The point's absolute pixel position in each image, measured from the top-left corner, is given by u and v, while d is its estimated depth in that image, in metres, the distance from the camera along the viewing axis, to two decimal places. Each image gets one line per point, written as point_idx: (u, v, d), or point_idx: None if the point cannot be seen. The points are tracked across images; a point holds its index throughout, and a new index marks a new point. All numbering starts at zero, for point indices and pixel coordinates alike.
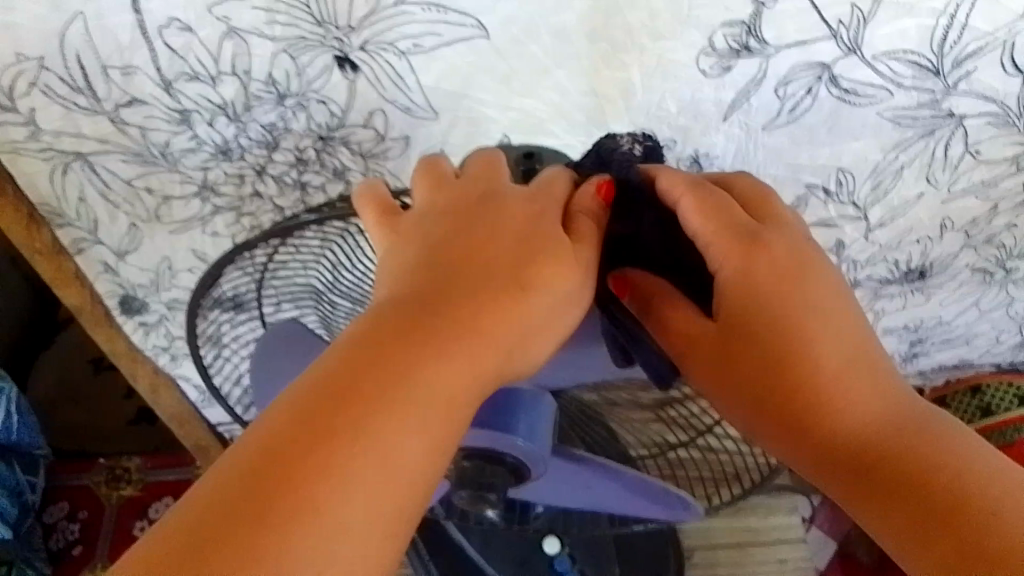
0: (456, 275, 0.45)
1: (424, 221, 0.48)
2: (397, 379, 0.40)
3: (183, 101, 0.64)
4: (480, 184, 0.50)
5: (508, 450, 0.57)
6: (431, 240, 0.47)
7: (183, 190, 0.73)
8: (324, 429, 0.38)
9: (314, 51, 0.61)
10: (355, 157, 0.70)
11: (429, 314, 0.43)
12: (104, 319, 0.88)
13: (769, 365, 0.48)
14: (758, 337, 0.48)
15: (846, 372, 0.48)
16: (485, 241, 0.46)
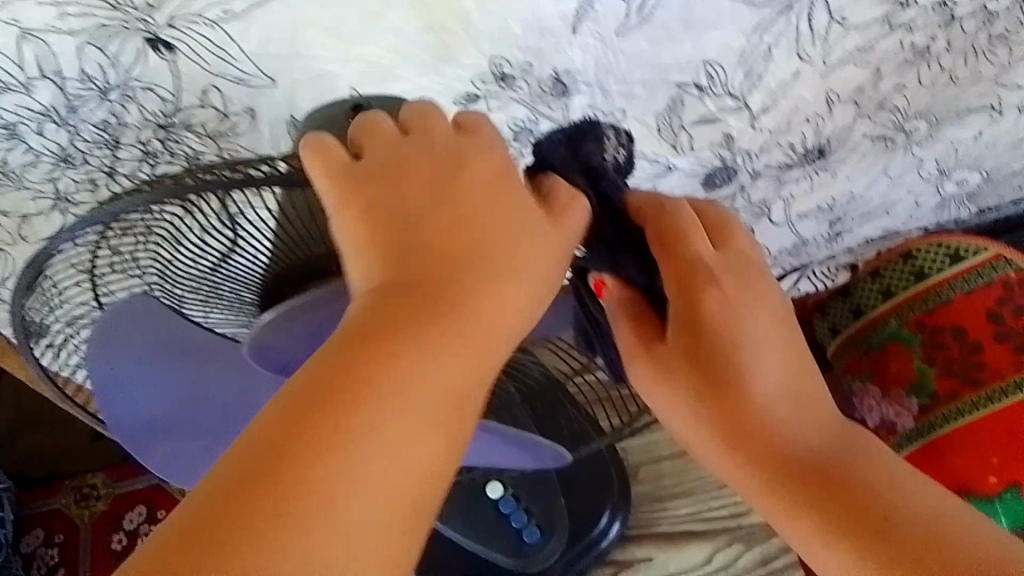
0: (439, 260, 0.46)
1: (381, 204, 0.47)
2: (407, 372, 0.42)
3: (3, 115, 0.61)
4: (411, 152, 0.48)
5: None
6: (404, 215, 0.47)
7: (39, 207, 0.70)
8: (349, 421, 0.40)
9: (120, 36, 0.57)
10: (203, 140, 0.67)
11: (414, 299, 0.45)
12: (7, 347, 0.86)
13: (708, 369, 0.55)
14: (709, 347, 0.55)
15: (783, 389, 0.55)
16: (452, 231, 0.47)
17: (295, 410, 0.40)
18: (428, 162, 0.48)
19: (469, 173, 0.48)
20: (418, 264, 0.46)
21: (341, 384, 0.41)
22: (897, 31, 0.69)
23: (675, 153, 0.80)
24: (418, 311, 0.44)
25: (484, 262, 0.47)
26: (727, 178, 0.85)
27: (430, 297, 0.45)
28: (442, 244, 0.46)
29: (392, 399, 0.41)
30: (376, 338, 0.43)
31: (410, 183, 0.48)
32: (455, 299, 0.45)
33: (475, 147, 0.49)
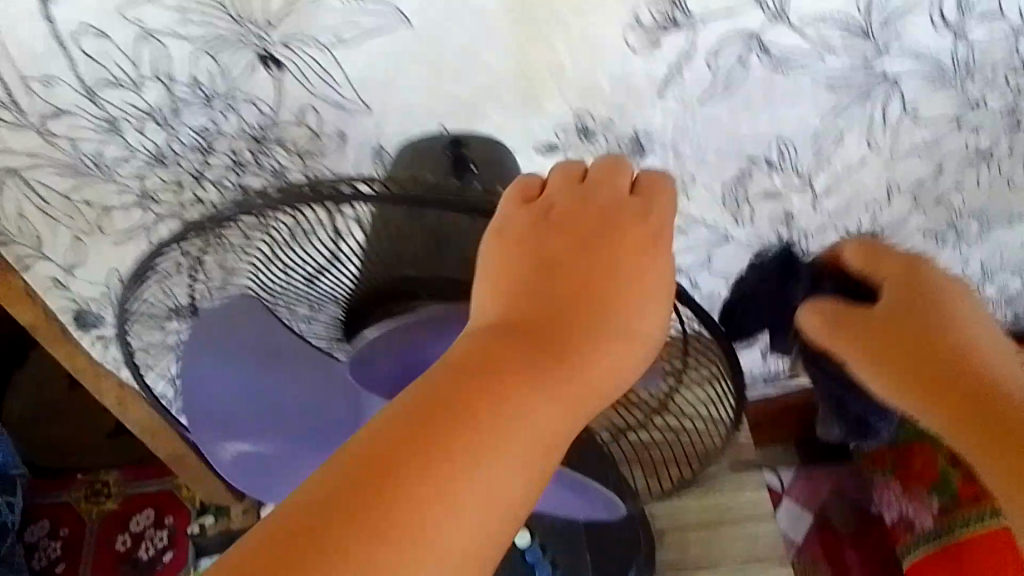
0: (563, 298, 0.39)
1: (529, 243, 0.41)
2: (512, 403, 0.35)
3: (110, 109, 0.63)
4: (564, 194, 0.44)
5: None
6: (542, 251, 0.41)
7: (123, 200, 0.72)
8: (432, 450, 0.33)
9: (235, 49, 0.60)
10: (292, 156, 0.69)
11: (527, 339, 0.38)
12: (60, 334, 0.88)
13: (915, 338, 0.52)
14: (909, 334, 0.53)
15: (983, 359, 0.52)
16: (592, 283, 0.39)
17: (422, 404, 0.35)
18: (588, 213, 0.42)
19: (627, 224, 0.41)
20: (553, 303, 0.39)
21: (459, 410, 0.34)
22: (965, 130, 0.72)
23: (736, 224, 0.82)
24: (544, 359, 0.37)
25: (621, 315, 0.39)
26: None
27: (556, 352, 0.37)
28: (576, 287, 0.39)
29: (509, 431, 0.35)
30: (494, 366, 0.36)
31: (554, 225, 0.42)
32: (582, 353, 0.38)
33: (641, 205, 0.43)
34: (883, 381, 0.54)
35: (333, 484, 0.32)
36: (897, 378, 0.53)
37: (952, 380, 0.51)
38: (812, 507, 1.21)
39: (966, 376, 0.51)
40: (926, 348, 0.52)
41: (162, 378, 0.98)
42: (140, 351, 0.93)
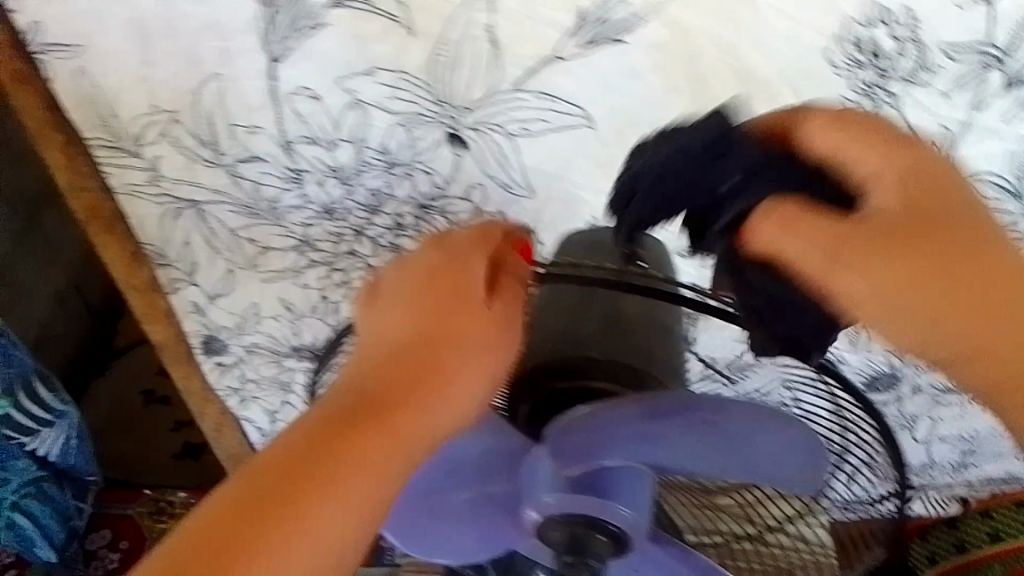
0: (404, 350, 0.44)
1: (391, 297, 0.46)
2: (350, 441, 0.41)
3: (300, 161, 0.69)
4: (438, 241, 0.47)
5: (610, 519, 0.49)
6: (402, 304, 0.45)
7: (283, 243, 0.77)
8: (292, 485, 0.40)
9: (429, 126, 0.65)
10: (449, 226, 0.74)
11: (373, 385, 0.43)
12: (184, 356, 0.93)
13: (940, 288, 0.42)
14: (933, 285, 0.42)
15: (1004, 292, 0.43)
16: (427, 332, 0.44)
17: (288, 448, 0.41)
18: (444, 264, 0.46)
19: (465, 277, 0.45)
20: (400, 355, 0.44)
21: (322, 452, 0.41)
22: None
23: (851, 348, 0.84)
24: (387, 406, 0.42)
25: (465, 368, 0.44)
26: (890, 385, 0.89)
27: (408, 399, 0.43)
28: (417, 338, 0.44)
29: (343, 472, 0.41)
30: (356, 422, 0.42)
31: (413, 276, 0.46)
32: (419, 394, 0.43)
33: (464, 258, 0.46)
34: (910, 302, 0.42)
35: (215, 525, 0.39)
36: (922, 298, 0.42)
37: (989, 289, 0.43)
38: None
39: (981, 313, 0.43)
40: (967, 247, 0.43)
41: (263, 409, 1.02)
42: (252, 380, 0.98)
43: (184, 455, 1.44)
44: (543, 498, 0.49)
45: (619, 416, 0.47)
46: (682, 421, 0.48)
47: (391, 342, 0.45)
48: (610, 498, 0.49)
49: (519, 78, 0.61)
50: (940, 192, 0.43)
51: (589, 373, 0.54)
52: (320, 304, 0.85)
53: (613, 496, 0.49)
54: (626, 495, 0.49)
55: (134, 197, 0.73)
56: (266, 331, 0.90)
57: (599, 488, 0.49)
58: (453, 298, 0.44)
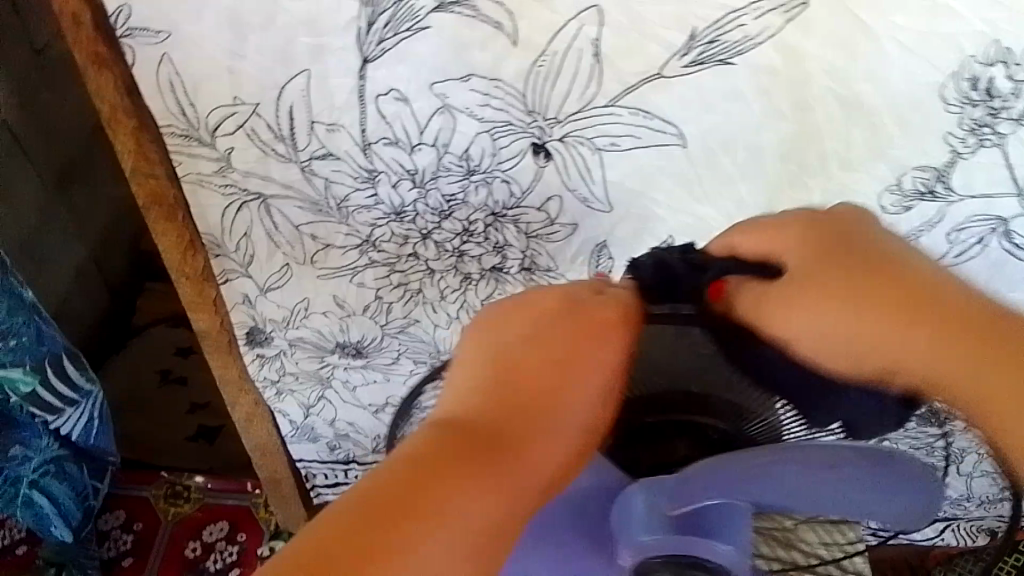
0: (524, 384, 0.43)
1: (498, 336, 0.46)
2: (477, 468, 0.40)
3: (376, 162, 0.67)
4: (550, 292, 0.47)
5: (711, 558, 0.47)
6: (516, 341, 0.45)
7: (346, 242, 0.76)
8: (421, 500, 0.39)
9: (515, 135, 0.63)
10: (519, 235, 0.73)
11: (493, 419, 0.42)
12: (226, 345, 0.90)
13: (860, 292, 0.49)
14: (854, 291, 0.49)
15: (930, 299, 0.48)
16: (547, 379, 0.44)
17: (412, 466, 0.40)
18: (558, 320, 0.46)
19: (586, 323, 0.46)
20: (520, 390, 0.43)
21: (440, 475, 0.40)
22: None
23: None
24: (510, 447, 0.42)
25: (580, 418, 0.43)
26: None
27: (520, 452, 0.42)
28: (535, 374, 0.44)
29: (468, 496, 0.40)
30: (473, 456, 0.41)
31: (527, 322, 0.46)
32: (536, 438, 0.42)
33: (587, 307, 0.46)
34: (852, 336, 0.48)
35: (347, 526, 0.38)
36: (856, 336, 0.48)
37: (916, 316, 0.47)
38: None
39: (915, 313, 0.48)
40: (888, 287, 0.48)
41: (299, 404, 1.00)
42: (292, 374, 0.95)
43: (199, 438, 1.42)
44: (640, 539, 0.47)
45: (721, 469, 0.45)
46: (792, 469, 0.44)
47: (506, 375, 0.44)
48: (712, 538, 0.46)
49: (618, 93, 0.59)
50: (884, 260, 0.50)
51: (688, 408, 0.51)
52: (374, 303, 0.83)
53: (713, 535, 0.46)
54: (728, 533, 0.46)
55: (200, 186, 0.72)
56: (314, 327, 0.88)
57: (701, 528, 0.47)
58: (577, 340, 0.45)
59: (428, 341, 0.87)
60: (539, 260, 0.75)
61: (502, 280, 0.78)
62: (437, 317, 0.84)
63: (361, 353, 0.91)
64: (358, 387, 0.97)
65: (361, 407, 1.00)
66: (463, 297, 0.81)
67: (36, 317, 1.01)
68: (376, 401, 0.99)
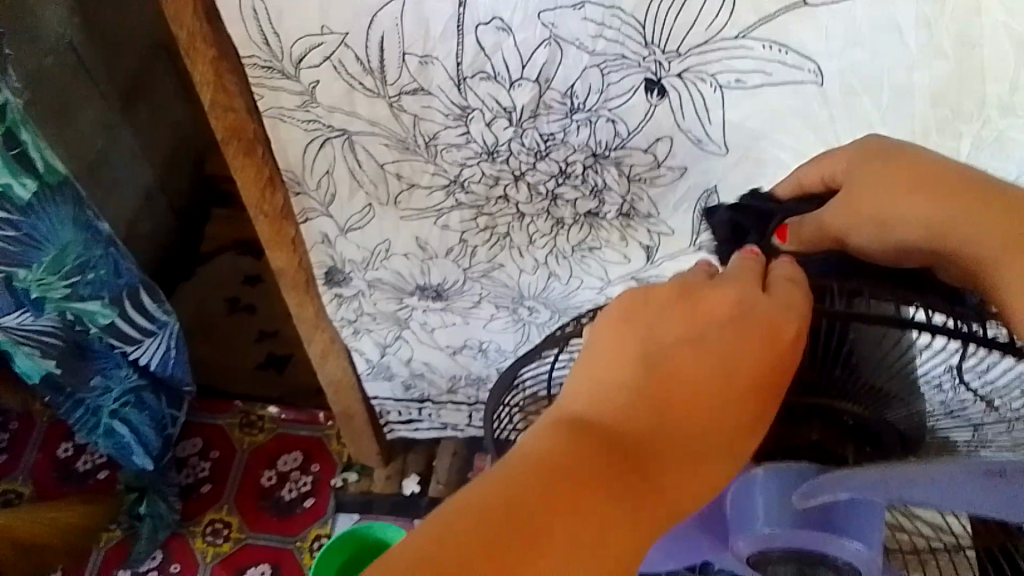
0: (674, 388, 0.38)
1: (645, 323, 0.40)
2: (630, 474, 0.35)
3: (470, 98, 0.62)
4: (712, 284, 0.41)
5: (838, 555, 0.44)
6: (665, 337, 0.39)
7: (432, 182, 0.71)
8: (572, 499, 0.33)
9: (627, 70, 0.57)
10: (620, 178, 0.67)
11: (642, 422, 0.37)
12: (304, 284, 0.87)
13: (883, 194, 0.46)
14: (869, 199, 0.46)
15: (948, 188, 0.44)
16: (698, 382, 0.38)
17: (560, 461, 0.34)
18: (722, 315, 0.40)
19: (757, 320, 0.39)
20: (670, 390, 0.38)
21: (590, 474, 0.34)
22: None
23: None
24: (657, 458, 0.36)
25: (732, 437, 0.38)
26: None
27: (675, 463, 0.36)
28: (689, 376, 0.38)
29: (619, 504, 0.34)
30: (613, 465, 0.35)
31: (680, 312, 0.40)
32: (692, 452, 0.37)
33: (761, 301, 0.40)
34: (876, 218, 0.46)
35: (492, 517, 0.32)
36: (886, 213, 0.45)
37: (944, 195, 0.44)
38: None
39: (931, 205, 0.44)
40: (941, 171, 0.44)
41: (375, 344, 0.98)
42: (370, 315, 0.93)
43: (269, 367, 1.43)
44: (761, 530, 0.46)
45: (852, 476, 0.41)
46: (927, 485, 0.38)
47: (656, 375, 0.38)
48: (842, 535, 0.44)
49: (750, 24, 0.52)
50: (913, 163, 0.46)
51: (828, 392, 0.49)
52: (458, 246, 0.79)
53: (842, 530, 0.44)
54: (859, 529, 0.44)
55: (281, 121, 0.68)
56: (394, 268, 0.84)
57: (828, 522, 0.44)
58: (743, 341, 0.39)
59: (512, 285, 0.83)
60: (639, 206, 0.70)
61: (596, 226, 0.73)
62: (523, 262, 0.79)
63: (441, 296, 0.87)
64: (436, 330, 0.94)
65: (438, 348, 0.98)
66: (553, 242, 0.76)
67: (112, 250, 0.99)
68: (454, 343, 0.96)
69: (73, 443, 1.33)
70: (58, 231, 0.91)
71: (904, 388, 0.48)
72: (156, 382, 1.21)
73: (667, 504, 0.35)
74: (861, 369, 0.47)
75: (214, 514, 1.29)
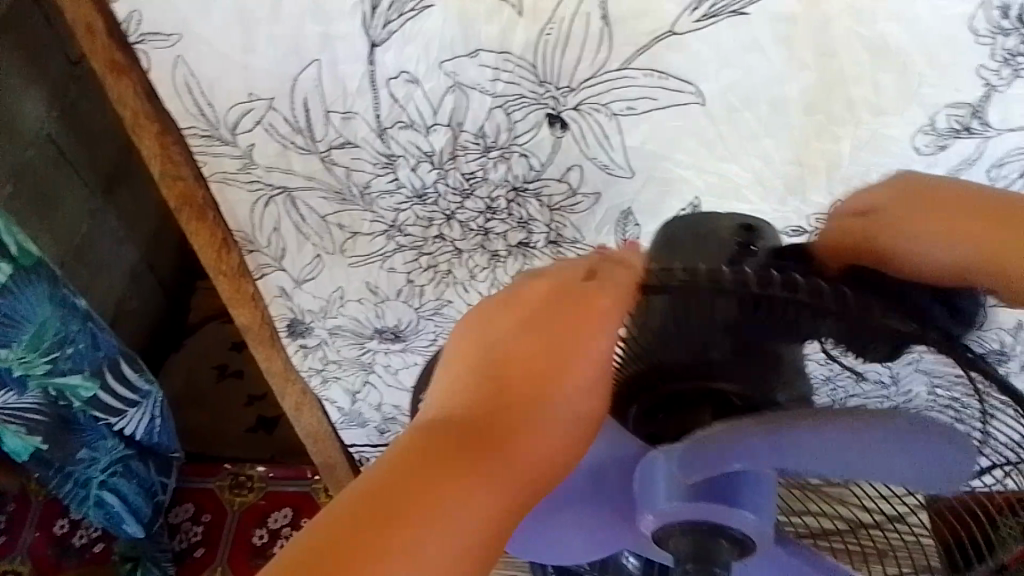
0: (517, 371, 0.40)
1: (488, 324, 0.43)
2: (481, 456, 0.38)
3: (393, 146, 0.67)
4: (539, 277, 0.44)
5: (736, 525, 0.48)
6: (506, 329, 0.42)
7: (372, 228, 0.76)
8: (426, 488, 0.36)
9: (529, 108, 0.63)
10: (542, 208, 0.72)
11: (491, 406, 0.40)
12: (269, 338, 0.91)
13: (952, 219, 0.45)
14: (938, 221, 0.45)
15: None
16: (540, 378, 0.40)
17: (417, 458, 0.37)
18: (553, 300, 0.42)
19: (587, 296, 0.42)
20: (512, 373, 0.40)
21: (441, 464, 0.37)
22: None
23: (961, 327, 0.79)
24: (506, 435, 0.39)
25: (576, 404, 0.40)
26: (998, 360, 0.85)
27: (523, 437, 0.39)
28: (529, 359, 0.40)
29: (476, 484, 0.37)
30: (464, 453, 0.38)
31: (514, 310, 0.42)
32: (540, 425, 0.39)
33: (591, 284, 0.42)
34: (978, 227, 0.44)
35: (351, 517, 0.34)
36: (979, 228, 0.44)
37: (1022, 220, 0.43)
38: None
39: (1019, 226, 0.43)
40: None
41: (345, 391, 1.02)
42: (336, 362, 0.97)
43: (259, 429, 1.47)
44: (664, 505, 0.48)
45: (722, 437, 0.44)
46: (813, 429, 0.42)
47: (499, 363, 0.41)
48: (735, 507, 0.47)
49: (630, 55, 0.58)
50: (973, 193, 0.46)
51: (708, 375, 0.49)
52: (406, 287, 0.84)
53: (739, 502, 0.47)
54: (752, 499, 0.47)
55: (226, 184, 0.73)
56: (350, 314, 0.89)
57: (726, 496, 0.47)
58: (574, 322, 0.41)
59: None
60: (564, 232, 0.75)
61: (529, 255, 0.78)
62: (468, 296, 0.84)
63: (399, 337, 0.92)
64: (400, 371, 0.98)
65: (404, 389, 1.01)
66: (493, 275, 0.81)
67: (89, 324, 1.04)
68: None
69: (68, 518, 1.36)
70: (36, 308, 0.95)
71: (790, 369, 0.49)
72: (143, 451, 1.24)
73: (523, 473, 0.38)
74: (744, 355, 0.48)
75: None
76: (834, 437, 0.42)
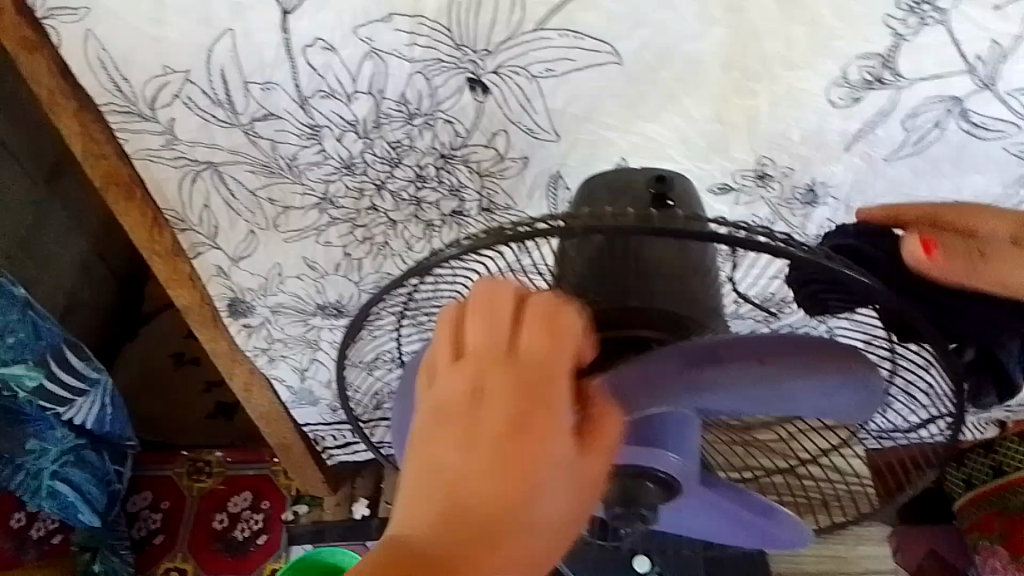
0: (492, 462, 0.34)
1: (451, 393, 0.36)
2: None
3: (316, 116, 0.67)
4: (500, 318, 0.36)
5: (659, 467, 0.48)
6: (473, 400, 0.35)
7: (304, 202, 0.76)
8: None
9: (449, 73, 0.62)
10: (472, 175, 0.72)
11: (467, 511, 0.33)
12: (211, 319, 0.90)
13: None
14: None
15: None
16: (504, 485, 0.34)
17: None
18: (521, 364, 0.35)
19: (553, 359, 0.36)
20: (488, 468, 0.34)
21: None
22: None
23: None
24: (488, 546, 0.33)
25: (558, 492, 0.35)
26: None
27: (501, 547, 0.33)
28: (504, 447, 0.34)
29: None
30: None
31: (478, 379, 0.35)
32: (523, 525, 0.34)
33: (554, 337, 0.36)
34: None
35: None
36: None
37: None
38: (913, 565, 1.16)
39: None
40: None
41: (293, 370, 1.02)
42: (281, 340, 0.96)
43: (217, 415, 1.45)
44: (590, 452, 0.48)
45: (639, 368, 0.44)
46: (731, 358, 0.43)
47: (472, 456, 0.34)
48: (660, 449, 0.47)
49: (544, 16, 0.58)
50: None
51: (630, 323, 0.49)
52: (344, 261, 0.83)
53: (663, 444, 0.47)
54: (675, 441, 0.48)
55: (151, 161, 0.72)
56: (291, 291, 0.88)
57: (647, 439, 0.47)
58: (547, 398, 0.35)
59: None
60: (496, 199, 0.75)
61: (463, 224, 0.78)
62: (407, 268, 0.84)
63: (342, 312, 0.92)
64: None
65: None
66: (429, 246, 0.80)
67: (29, 313, 1.03)
68: None
69: (24, 512, 1.34)
70: None
71: (695, 312, 0.51)
72: (96, 440, 1.22)
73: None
74: (650, 300, 0.50)
75: (169, 563, 1.31)
76: (748, 366, 0.43)
